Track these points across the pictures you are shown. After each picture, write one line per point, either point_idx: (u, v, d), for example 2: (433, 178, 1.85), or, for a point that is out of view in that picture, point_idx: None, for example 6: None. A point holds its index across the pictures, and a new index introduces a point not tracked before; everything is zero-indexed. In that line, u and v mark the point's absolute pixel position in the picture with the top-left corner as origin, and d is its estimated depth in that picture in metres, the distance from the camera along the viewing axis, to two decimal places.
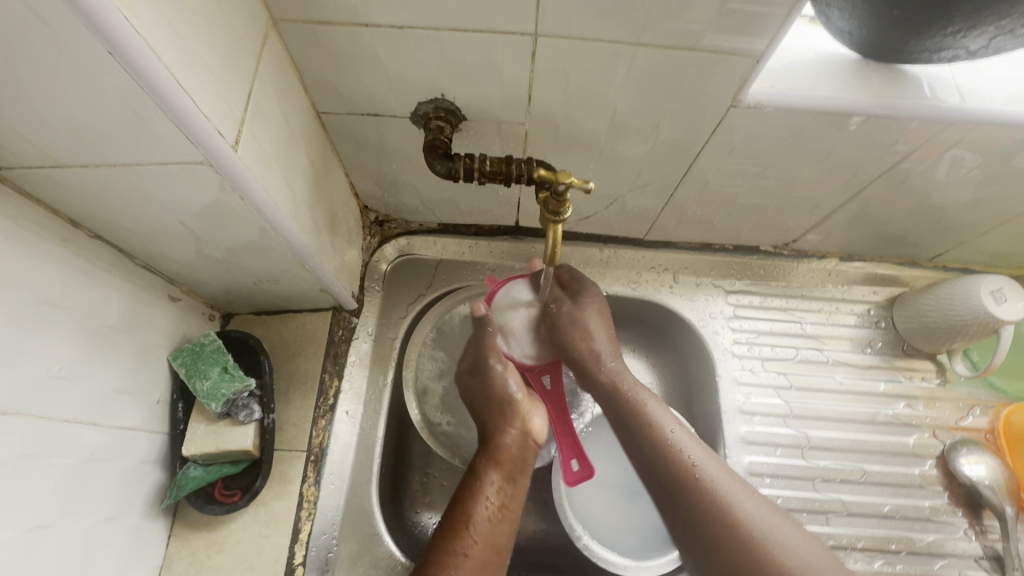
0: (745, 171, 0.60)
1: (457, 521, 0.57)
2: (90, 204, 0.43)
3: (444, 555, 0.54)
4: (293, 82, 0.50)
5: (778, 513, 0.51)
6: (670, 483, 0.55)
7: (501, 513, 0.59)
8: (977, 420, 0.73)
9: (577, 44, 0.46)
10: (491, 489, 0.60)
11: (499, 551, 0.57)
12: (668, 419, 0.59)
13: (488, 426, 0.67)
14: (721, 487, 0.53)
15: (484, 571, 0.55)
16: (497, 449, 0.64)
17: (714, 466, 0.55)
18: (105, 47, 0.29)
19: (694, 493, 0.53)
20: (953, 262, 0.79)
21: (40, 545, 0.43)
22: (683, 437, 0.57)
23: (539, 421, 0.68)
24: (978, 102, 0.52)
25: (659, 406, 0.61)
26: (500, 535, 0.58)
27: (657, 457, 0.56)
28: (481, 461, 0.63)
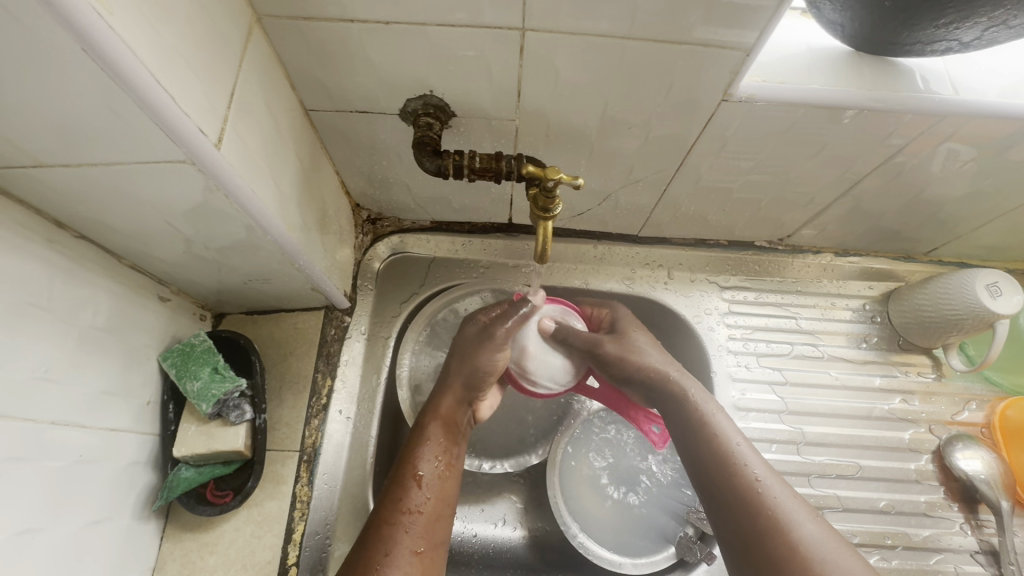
0: (739, 166, 0.60)
1: (407, 477, 0.54)
2: (74, 204, 0.43)
3: (394, 512, 0.52)
4: (279, 79, 0.49)
5: (836, 538, 0.47)
6: (727, 495, 0.52)
7: (448, 474, 0.57)
8: (973, 414, 0.73)
9: (566, 38, 0.45)
10: (438, 450, 0.57)
11: (448, 507, 0.55)
12: (734, 431, 0.56)
13: (443, 387, 0.61)
14: (782, 505, 0.49)
15: (432, 528, 0.52)
16: (446, 410, 0.60)
17: (777, 484, 0.51)
18: (79, 45, 0.29)
19: (754, 508, 0.50)
20: (948, 256, 0.79)
21: (28, 550, 0.42)
22: (749, 452, 0.54)
23: (489, 400, 0.65)
24: (972, 95, 0.51)
25: (724, 416, 0.57)
26: (450, 493, 0.56)
27: (717, 468, 0.53)
28: (427, 419, 0.59)
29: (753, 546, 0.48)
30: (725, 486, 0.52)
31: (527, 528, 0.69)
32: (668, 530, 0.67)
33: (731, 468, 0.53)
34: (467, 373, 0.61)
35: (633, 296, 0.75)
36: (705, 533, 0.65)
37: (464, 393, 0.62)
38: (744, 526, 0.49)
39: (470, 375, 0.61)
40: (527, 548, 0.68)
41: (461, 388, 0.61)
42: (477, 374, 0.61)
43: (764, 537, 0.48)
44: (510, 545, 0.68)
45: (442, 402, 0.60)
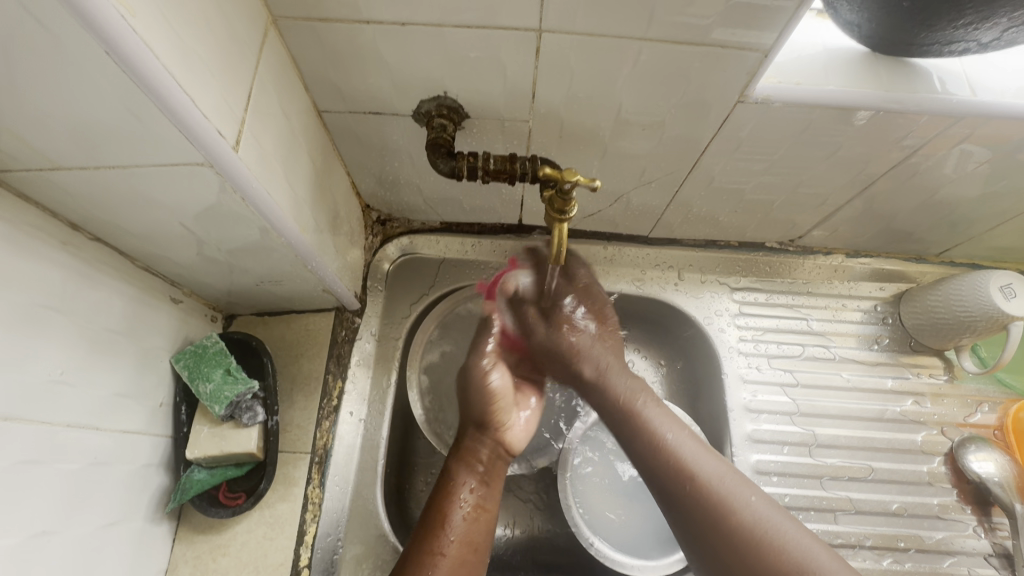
0: (752, 167, 0.60)
1: (433, 524, 0.54)
2: (88, 207, 0.42)
3: (418, 555, 0.52)
4: (294, 80, 0.49)
5: (781, 511, 0.52)
6: (675, 487, 0.54)
7: (476, 515, 0.56)
8: (985, 416, 0.73)
9: (582, 39, 0.45)
10: (466, 490, 0.57)
11: (477, 551, 0.54)
12: (667, 422, 0.58)
13: (463, 430, 0.63)
14: (727, 488, 0.52)
15: (460, 573, 0.52)
16: (467, 448, 0.61)
17: (718, 469, 0.54)
18: (103, 47, 0.28)
19: (693, 492, 0.53)
20: (960, 257, 0.79)
21: (43, 553, 0.42)
22: (683, 441, 0.56)
23: (516, 428, 0.63)
24: (989, 95, 0.51)
25: (657, 410, 0.59)
26: (478, 536, 0.55)
27: (658, 459, 0.56)
28: (454, 461, 0.60)
29: (705, 531, 0.51)
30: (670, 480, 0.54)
31: (537, 531, 0.69)
32: None
33: (675, 461, 0.55)
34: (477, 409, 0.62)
35: (643, 297, 0.75)
36: None
37: (482, 430, 0.62)
38: (695, 514, 0.52)
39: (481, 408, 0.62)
40: (536, 548, 0.68)
41: (477, 425, 0.62)
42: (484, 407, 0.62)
43: (715, 519, 0.51)
44: (520, 547, 0.68)
45: (464, 443, 0.61)
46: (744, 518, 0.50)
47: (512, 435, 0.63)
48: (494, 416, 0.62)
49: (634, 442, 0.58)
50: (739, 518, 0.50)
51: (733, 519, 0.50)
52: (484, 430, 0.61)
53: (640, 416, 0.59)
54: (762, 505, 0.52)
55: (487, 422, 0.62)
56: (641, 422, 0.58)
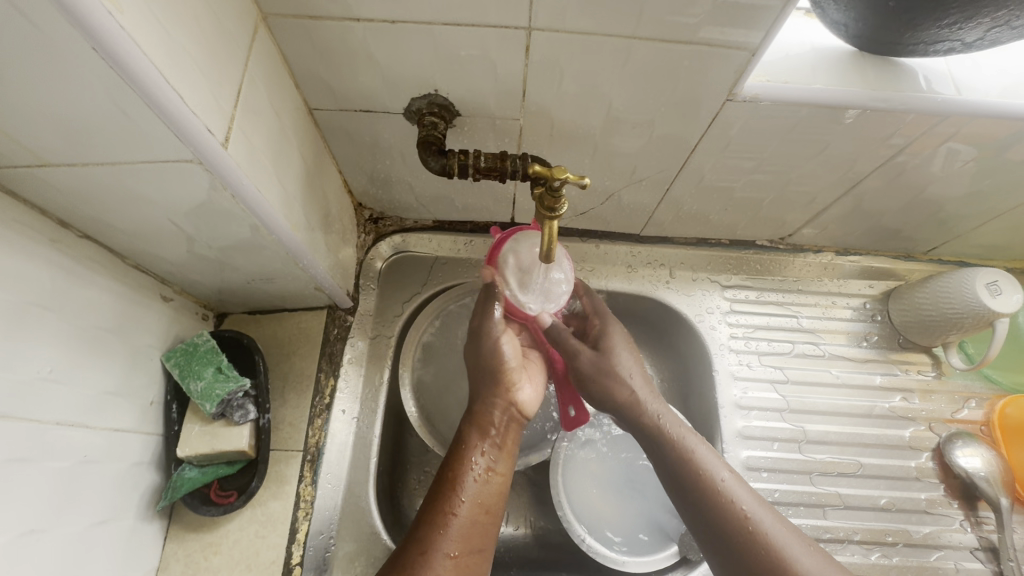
0: (742, 166, 0.60)
1: (445, 483, 0.54)
2: (77, 204, 0.42)
3: (432, 516, 0.51)
4: (284, 78, 0.49)
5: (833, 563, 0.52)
6: (727, 535, 0.53)
7: (488, 478, 0.55)
8: (972, 412, 0.74)
9: (572, 38, 0.45)
10: (478, 453, 0.56)
11: (489, 513, 0.54)
12: (718, 464, 0.57)
13: (475, 394, 0.61)
14: (778, 538, 0.53)
15: (471, 533, 0.51)
16: (480, 410, 0.59)
17: (769, 518, 0.54)
18: (91, 44, 0.28)
19: (727, 516, 0.54)
20: (948, 255, 0.80)
21: (33, 552, 0.42)
22: (736, 485, 0.56)
23: (525, 390, 0.61)
24: (975, 95, 0.52)
25: (708, 449, 0.59)
26: (491, 497, 0.54)
27: (713, 505, 0.55)
28: (465, 425, 0.58)
29: None
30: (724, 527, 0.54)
31: (530, 527, 0.70)
32: (668, 526, 0.68)
33: (711, 484, 0.56)
34: (488, 368, 0.60)
35: (634, 295, 0.75)
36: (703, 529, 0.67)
37: (495, 392, 0.60)
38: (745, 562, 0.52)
39: (491, 368, 0.60)
40: (530, 546, 0.69)
41: (490, 388, 0.59)
42: (496, 365, 0.60)
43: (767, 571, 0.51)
44: (513, 543, 0.68)
45: (477, 406, 0.59)
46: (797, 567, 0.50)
47: (523, 398, 0.61)
48: (505, 376, 0.60)
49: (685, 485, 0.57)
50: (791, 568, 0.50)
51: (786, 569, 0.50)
52: (497, 393, 0.59)
53: (694, 460, 0.57)
54: (788, 532, 0.53)
55: (498, 385, 0.59)
56: (678, 446, 0.58)
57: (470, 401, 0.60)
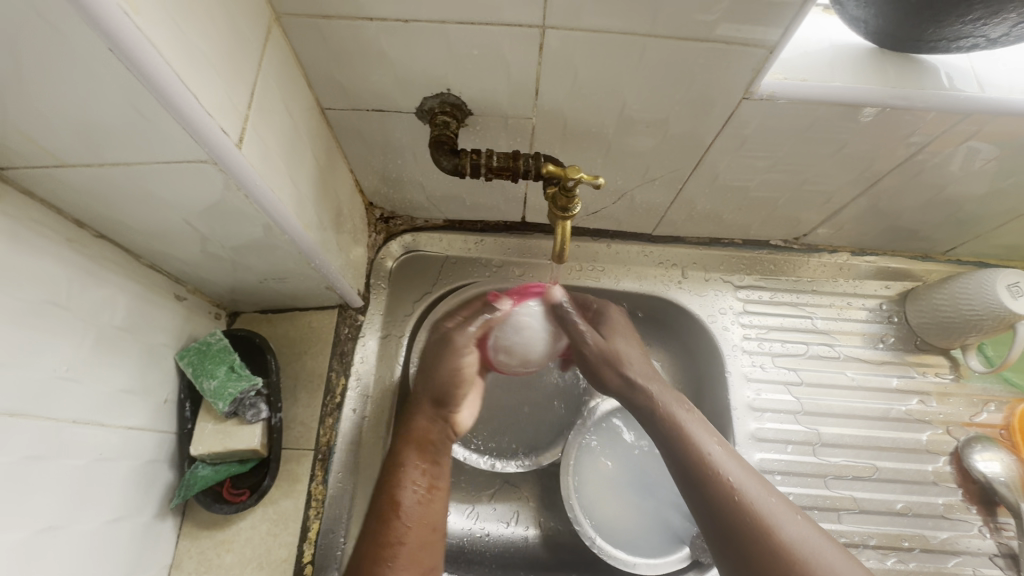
0: (756, 165, 0.59)
1: (387, 510, 0.59)
2: (92, 203, 0.43)
3: (379, 539, 0.57)
4: (297, 77, 0.49)
5: (817, 531, 0.55)
6: (717, 504, 0.57)
7: (429, 496, 0.62)
8: (992, 415, 0.72)
9: (586, 36, 0.45)
10: (417, 474, 0.62)
11: (435, 530, 0.61)
12: (708, 436, 0.62)
13: (411, 408, 0.66)
14: (763, 507, 0.55)
15: (419, 554, 0.58)
16: (420, 432, 0.64)
17: (755, 488, 0.57)
18: (107, 45, 0.28)
19: (718, 487, 0.57)
20: (967, 255, 0.78)
21: (50, 547, 0.43)
22: (725, 458, 0.59)
23: (466, 411, 0.69)
24: (998, 92, 0.50)
25: (699, 424, 0.63)
26: (433, 515, 0.61)
27: (703, 478, 0.58)
28: (401, 445, 0.63)
29: (745, 549, 0.54)
30: (708, 490, 0.58)
31: (540, 527, 0.70)
32: (680, 528, 0.68)
33: (703, 457, 0.59)
34: (435, 389, 0.67)
35: (645, 294, 0.75)
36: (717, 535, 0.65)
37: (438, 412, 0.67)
38: (730, 530, 0.55)
39: (435, 389, 0.67)
40: (541, 546, 0.68)
41: (431, 406, 0.66)
42: (444, 385, 0.67)
43: (753, 540, 0.54)
44: (522, 545, 0.68)
45: (412, 426, 0.64)
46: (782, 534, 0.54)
47: (461, 418, 0.69)
48: (448, 398, 0.67)
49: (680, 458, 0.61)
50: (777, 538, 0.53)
51: (770, 536, 0.53)
52: (434, 415, 0.66)
53: (685, 434, 0.62)
54: (780, 506, 0.56)
55: (439, 404, 0.67)
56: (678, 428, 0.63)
57: (403, 418, 0.66)
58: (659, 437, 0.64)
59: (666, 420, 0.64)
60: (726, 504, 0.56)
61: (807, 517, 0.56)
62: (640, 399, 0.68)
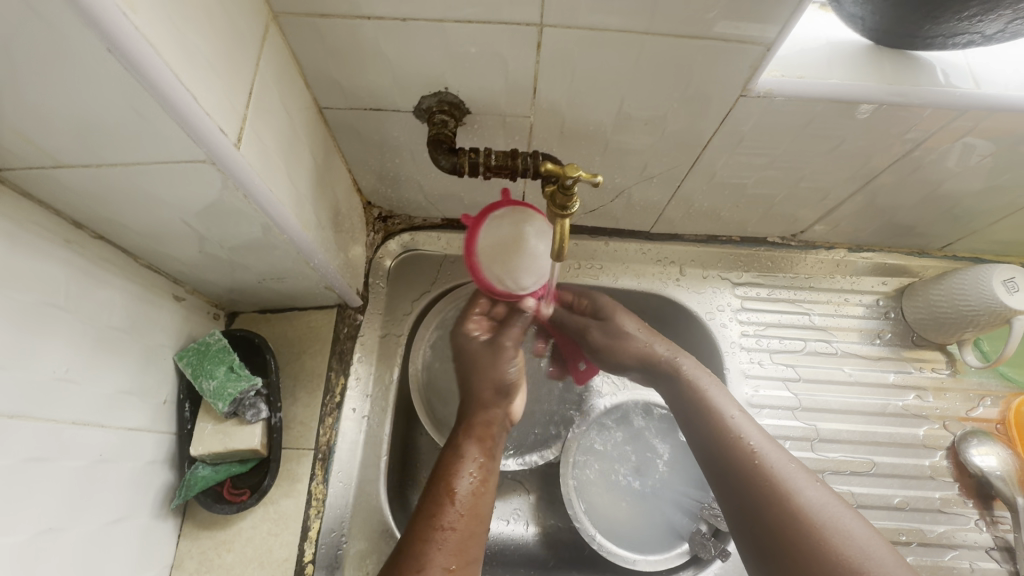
0: (754, 162, 0.60)
1: (441, 492, 0.53)
2: (89, 204, 0.42)
3: (427, 529, 0.50)
4: (294, 76, 0.49)
5: (838, 499, 0.51)
6: (736, 468, 0.54)
7: (483, 489, 0.55)
8: (987, 410, 0.73)
9: (583, 34, 0.45)
10: (473, 465, 0.56)
11: (481, 521, 0.53)
12: (729, 403, 0.58)
13: (472, 404, 0.62)
14: (784, 472, 0.52)
15: (465, 544, 0.50)
16: (479, 426, 0.60)
17: (776, 454, 0.54)
18: (105, 45, 0.28)
19: (737, 452, 0.54)
20: (962, 251, 0.79)
21: (52, 549, 0.43)
22: (745, 423, 0.57)
23: (519, 402, 0.65)
24: (994, 88, 0.51)
25: (719, 390, 0.60)
26: (485, 508, 0.54)
27: (722, 442, 0.55)
28: (461, 437, 0.58)
29: (759, 511, 0.51)
30: (728, 453, 0.55)
31: (540, 524, 0.70)
32: (680, 524, 0.68)
33: (723, 420, 0.57)
34: (494, 381, 0.62)
35: (643, 292, 0.75)
36: (718, 530, 0.65)
37: (496, 402, 0.62)
38: (747, 492, 0.52)
39: (496, 381, 0.62)
40: (542, 543, 0.69)
41: (490, 399, 0.62)
42: (504, 381, 0.62)
43: (769, 504, 0.50)
44: (521, 542, 0.68)
45: (477, 418, 0.60)
46: (799, 498, 0.50)
47: (515, 408, 0.65)
48: (508, 390, 0.63)
49: (693, 419, 0.59)
50: (796, 502, 0.50)
51: (790, 501, 0.50)
52: (498, 406, 0.62)
53: (705, 397, 0.59)
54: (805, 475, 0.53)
55: (503, 397, 0.62)
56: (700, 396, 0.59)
57: (465, 412, 0.61)
58: (674, 396, 0.61)
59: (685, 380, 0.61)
60: (746, 468, 0.53)
61: (829, 487, 0.52)
62: (660, 365, 0.64)
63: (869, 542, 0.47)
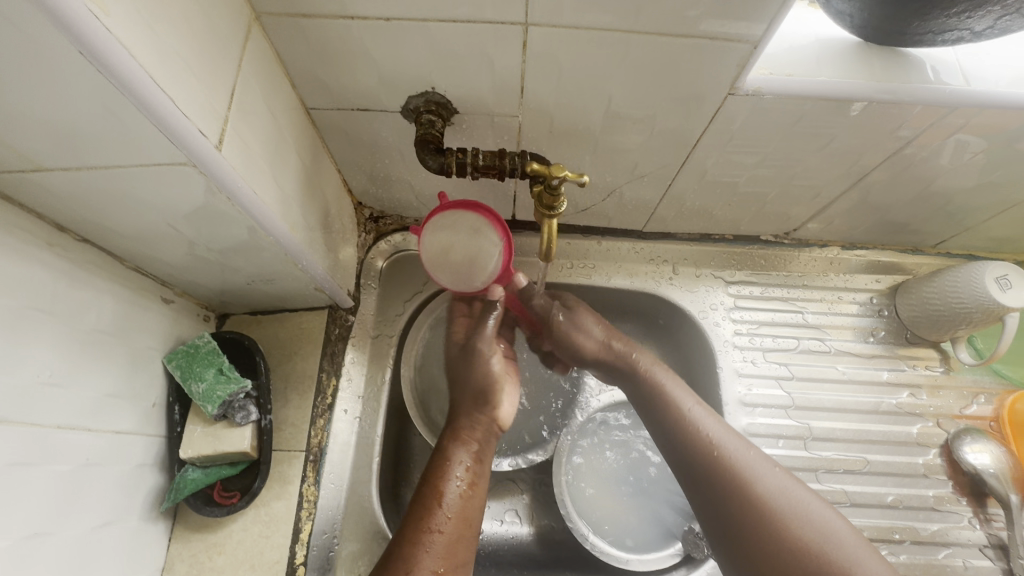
0: (745, 160, 0.59)
1: (431, 494, 0.53)
2: (73, 208, 0.42)
3: (416, 531, 0.50)
4: (279, 77, 0.48)
5: (793, 480, 0.53)
6: (697, 461, 0.54)
7: (472, 492, 0.55)
8: (981, 408, 0.73)
9: (569, 32, 0.45)
10: (461, 467, 0.56)
11: (471, 526, 0.53)
12: (685, 394, 0.60)
13: (456, 410, 0.62)
14: (743, 460, 0.53)
15: (454, 547, 0.51)
16: (464, 430, 0.59)
17: (734, 441, 0.55)
18: (77, 49, 0.28)
19: (698, 445, 0.55)
20: (957, 248, 0.78)
21: (38, 554, 0.43)
22: (702, 413, 0.58)
23: (507, 403, 0.63)
24: (984, 85, 0.50)
25: (675, 381, 0.61)
26: (473, 512, 0.54)
27: (680, 434, 0.56)
28: (448, 440, 0.58)
29: (724, 500, 0.52)
30: (688, 447, 0.55)
31: (533, 524, 0.70)
32: (673, 524, 0.68)
33: (681, 413, 0.57)
34: (476, 388, 0.62)
35: (636, 292, 0.75)
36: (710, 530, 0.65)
37: (478, 410, 0.61)
38: (711, 484, 0.53)
39: (478, 387, 0.62)
40: (535, 543, 0.69)
41: (473, 406, 0.61)
42: (483, 386, 0.62)
43: (731, 495, 0.51)
44: (515, 543, 0.68)
45: (459, 423, 0.60)
46: (760, 485, 0.51)
47: (505, 412, 0.63)
48: (490, 395, 0.62)
49: (653, 413, 0.59)
50: (757, 490, 0.51)
51: (751, 489, 0.51)
52: (481, 411, 0.61)
53: (662, 390, 0.60)
54: (762, 460, 0.54)
55: (485, 403, 0.61)
56: (659, 391, 0.60)
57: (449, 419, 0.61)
58: (637, 394, 0.62)
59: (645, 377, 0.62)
60: (707, 461, 0.54)
61: (786, 470, 0.54)
62: (619, 361, 0.64)
63: (831, 523, 0.49)
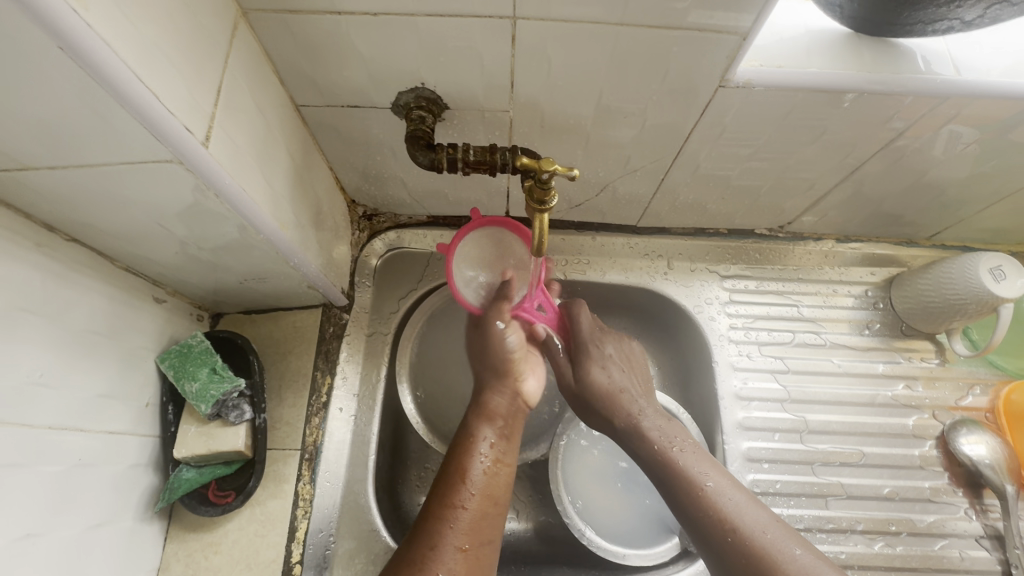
0: (738, 153, 0.59)
1: (455, 473, 0.55)
2: (60, 207, 0.42)
3: (443, 508, 0.52)
4: (267, 74, 0.48)
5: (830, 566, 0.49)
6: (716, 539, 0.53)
7: (496, 469, 0.56)
8: (977, 399, 0.73)
9: (557, 26, 0.44)
10: (486, 445, 0.57)
11: (497, 504, 0.55)
12: (704, 470, 0.58)
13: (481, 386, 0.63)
14: (764, 540, 0.51)
15: (480, 525, 0.52)
16: (494, 406, 0.61)
17: (756, 518, 0.53)
18: (55, 42, 0.28)
19: (715, 524, 0.54)
20: (951, 240, 0.78)
21: (30, 554, 0.43)
22: (721, 490, 0.56)
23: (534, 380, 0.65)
24: (976, 75, 0.50)
25: (693, 454, 0.59)
26: (500, 491, 0.55)
27: (698, 517, 0.55)
28: (475, 417, 0.60)
29: None
30: (705, 526, 0.54)
31: (531, 520, 0.70)
32: (668, 517, 0.68)
33: (696, 488, 0.56)
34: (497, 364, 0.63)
35: (631, 287, 0.74)
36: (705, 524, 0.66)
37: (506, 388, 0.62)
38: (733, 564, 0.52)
39: (498, 363, 0.63)
40: (532, 539, 0.69)
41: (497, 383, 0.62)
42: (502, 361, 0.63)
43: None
44: (512, 539, 0.68)
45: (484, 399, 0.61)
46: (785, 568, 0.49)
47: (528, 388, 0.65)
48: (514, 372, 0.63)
49: (668, 488, 0.58)
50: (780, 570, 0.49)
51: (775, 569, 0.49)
52: (506, 388, 0.62)
53: (680, 467, 0.58)
54: (787, 539, 0.52)
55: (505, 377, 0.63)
56: (674, 467, 0.58)
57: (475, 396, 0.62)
58: (650, 466, 0.61)
59: (658, 452, 0.60)
60: (727, 543, 0.52)
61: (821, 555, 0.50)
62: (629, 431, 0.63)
63: None
